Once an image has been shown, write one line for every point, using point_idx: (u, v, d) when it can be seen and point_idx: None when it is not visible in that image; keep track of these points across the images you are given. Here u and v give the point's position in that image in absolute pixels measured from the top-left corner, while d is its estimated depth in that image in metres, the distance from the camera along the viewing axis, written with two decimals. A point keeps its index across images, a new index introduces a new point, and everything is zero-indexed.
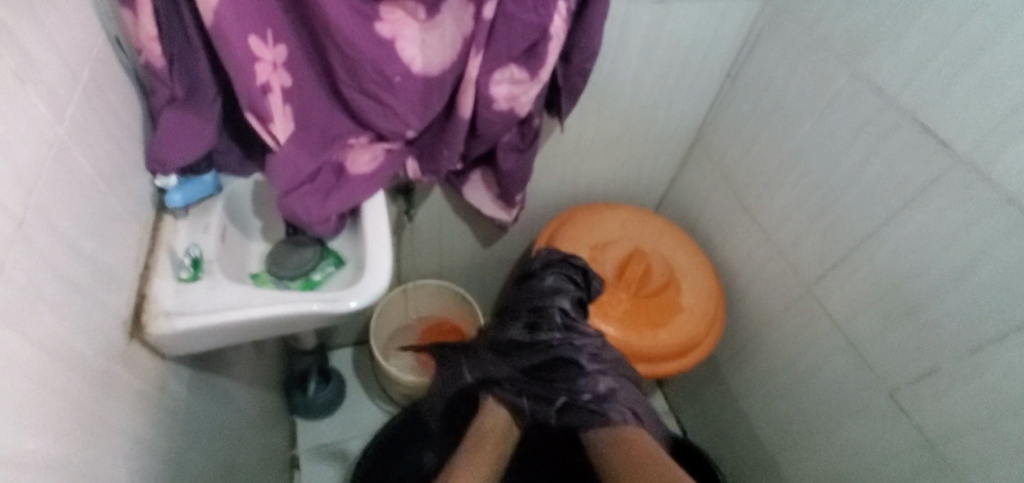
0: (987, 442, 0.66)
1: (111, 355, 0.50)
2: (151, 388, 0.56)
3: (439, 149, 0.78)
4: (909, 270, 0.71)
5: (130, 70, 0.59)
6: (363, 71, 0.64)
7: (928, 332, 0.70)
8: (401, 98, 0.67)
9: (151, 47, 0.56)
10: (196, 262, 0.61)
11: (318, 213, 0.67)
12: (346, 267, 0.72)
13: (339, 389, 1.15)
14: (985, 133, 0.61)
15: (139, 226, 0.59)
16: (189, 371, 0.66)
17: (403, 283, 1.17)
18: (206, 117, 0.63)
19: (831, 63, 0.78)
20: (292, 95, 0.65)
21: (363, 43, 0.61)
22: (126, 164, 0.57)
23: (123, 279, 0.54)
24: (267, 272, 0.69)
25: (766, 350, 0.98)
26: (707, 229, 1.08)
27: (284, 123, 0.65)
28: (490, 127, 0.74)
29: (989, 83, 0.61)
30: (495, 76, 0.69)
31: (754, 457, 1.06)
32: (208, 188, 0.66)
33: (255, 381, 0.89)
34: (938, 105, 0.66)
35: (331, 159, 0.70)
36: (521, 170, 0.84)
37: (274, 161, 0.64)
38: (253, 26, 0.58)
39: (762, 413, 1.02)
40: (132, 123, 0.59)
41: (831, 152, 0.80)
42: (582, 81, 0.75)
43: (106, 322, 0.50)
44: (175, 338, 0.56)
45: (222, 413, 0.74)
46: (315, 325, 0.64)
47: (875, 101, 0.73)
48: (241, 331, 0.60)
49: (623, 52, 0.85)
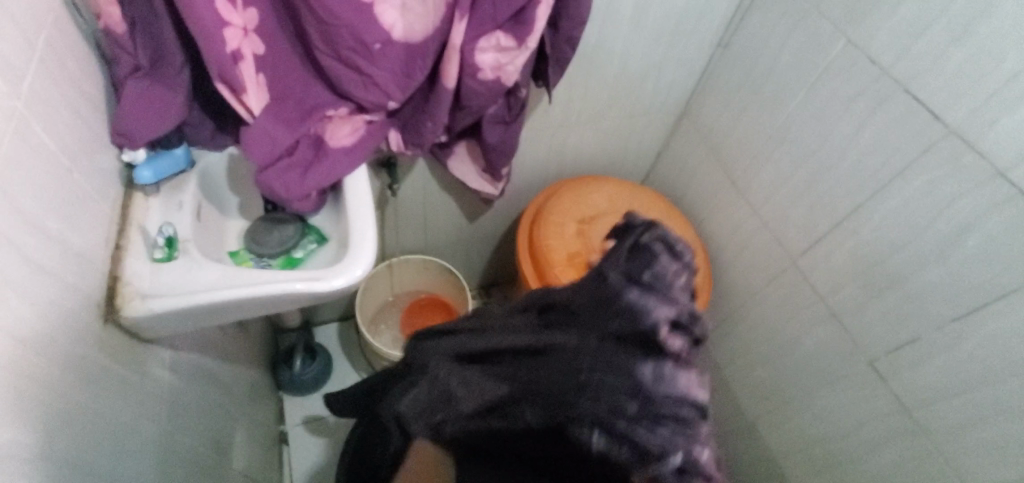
0: (962, 410, 0.68)
1: (86, 340, 0.48)
2: (128, 372, 0.55)
3: (422, 121, 0.75)
4: (894, 243, 0.71)
5: (89, 36, 0.55)
6: (340, 38, 0.60)
7: (910, 305, 0.71)
8: (382, 67, 0.64)
9: (111, 12, 0.52)
10: (170, 241, 0.58)
11: (296, 189, 0.65)
12: (329, 244, 0.71)
13: (326, 364, 1.15)
14: (977, 106, 0.60)
15: (109, 204, 0.56)
16: (170, 352, 0.64)
17: (388, 258, 1.15)
18: (174, 87, 0.59)
19: (823, 33, 0.76)
20: (265, 64, 0.62)
21: (340, 7, 0.58)
22: (91, 139, 0.54)
23: (94, 261, 0.52)
24: (246, 251, 0.68)
25: (749, 321, 0.99)
26: (694, 201, 1.08)
27: (258, 94, 0.61)
28: (475, 98, 0.72)
29: (984, 54, 0.59)
30: (480, 43, 0.66)
31: (735, 424, 1.08)
32: (180, 163, 0.63)
33: (238, 360, 0.88)
34: (931, 76, 0.64)
35: (309, 132, 0.67)
36: (507, 143, 0.82)
37: (249, 134, 0.61)
38: None
39: (743, 382, 1.04)
40: (94, 94, 0.55)
41: (821, 124, 0.79)
42: (571, 49, 0.72)
43: (78, 306, 0.48)
44: (152, 320, 0.54)
45: (205, 394, 0.73)
46: (298, 304, 0.62)
47: (868, 71, 0.71)
48: (220, 312, 0.58)
49: (612, 19, 0.82)
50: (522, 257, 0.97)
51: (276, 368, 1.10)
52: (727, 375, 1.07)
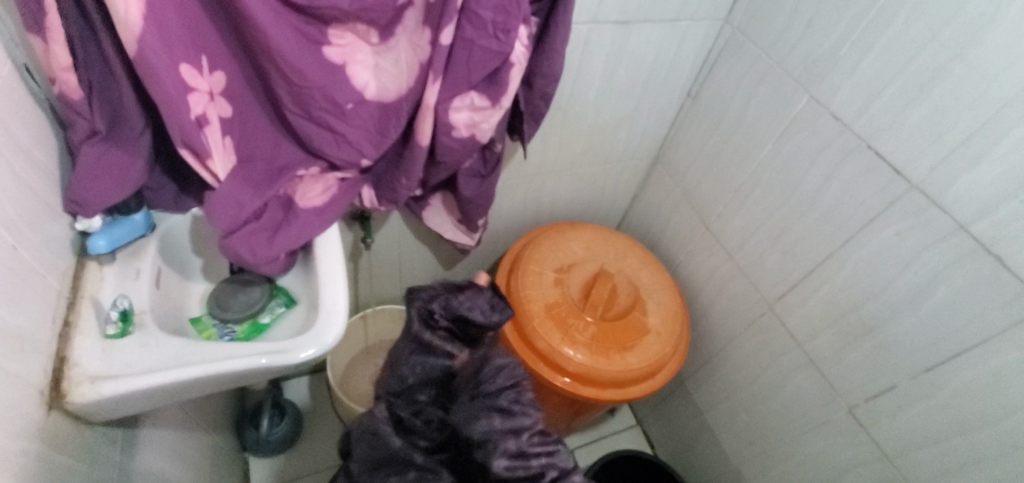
0: (941, 456, 0.68)
1: (29, 436, 0.44)
2: (77, 463, 0.50)
3: (396, 177, 0.74)
4: (866, 292, 0.72)
5: (42, 101, 0.53)
6: (312, 99, 0.59)
7: (884, 353, 0.72)
8: (355, 126, 0.63)
9: (66, 77, 0.50)
10: (125, 315, 0.54)
11: (264, 253, 0.62)
12: (297, 307, 0.68)
13: (296, 423, 1.10)
14: (938, 162, 0.63)
15: (58, 278, 0.52)
16: (123, 432, 0.59)
17: (360, 309, 1.12)
18: (133, 151, 0.57)
19: (788, 87, 0.79)
20: (232, 126, 0.60)
21: (312, 71, 0.57)
22: (39, 208, 0.51)
23: (39, 343, 0.48)
24: (208, 317, 0.65)
25: (729, 367, 0.98)
26: (670, 245, 1.09)
27: (224, 157, 0.59)
28: (450, 154, 0.71)
29: (941, 113, 0.61)
30: (455, 102, 0.66)
31: (718, 470, 1.06)
32: (139, 228, 0.60)
33: (199, 427, 0.83)
34: (893, 132, 0.67)
35: (278, 193, 0.64)
36: (484, 195, 0.82)
37: (214, 200, 0.58)
38: (184, 54, 0.52)
39: (725, 428, 1.02)
40: (45, 161, 0.52)
41: (790, 175, 0.80)
42: (545, 105, 0.73)
43: (20, 397, 0.44)
44: (103, 404, 0.50)
45: (163, 472, 0.67)
46: (265, 377, 0.59)
47: (831, 126, 0.74)
48: (180, 390, 0.54)
49: (585, 75, 0.83)
50: None
51: (241, 429, 1.05)
52: (709, 419, 1.06)
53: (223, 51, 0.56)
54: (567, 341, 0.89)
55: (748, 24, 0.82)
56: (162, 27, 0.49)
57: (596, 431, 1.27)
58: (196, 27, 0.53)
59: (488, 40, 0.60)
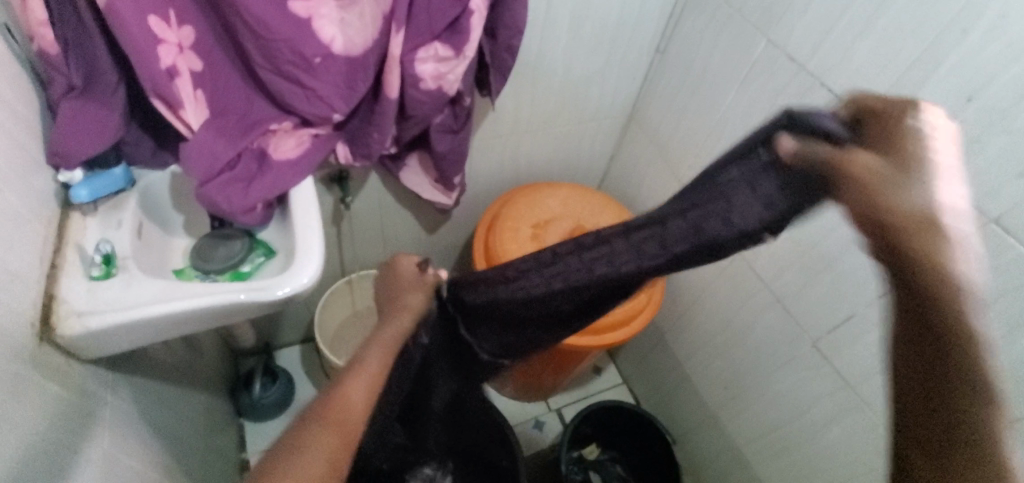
0: None
1: (22, 362, 0.47)
2: (67, 395, 0.53)
3: (369, 133, 0.76)
4: (824, 226, 0.75)
5: (24, 59, 0.55)
6: (279, 53, 0.61)
7: (842, 283, 0.74)
8: (323, 80, 0.65)
9: (43, 33, 0.52)
10: (108, 258, 0.58)
11: (240, 202, 0.65)
12: (278, 256, 0.71)
13: (288, 386, 1.13)
14: (886, 92, 0.65)
15: (43, 225, 0.55)
16: (113, 374, 0.62)
17: (346, 274, 1.14)
18: (109, 106, 0.60)
19: (748, 32, 0.81)
20: (203, 80, 0.62)
21: (277, 23, 0.59)
22: (24, 159, 0.53)
23: (29, 280, 0.51)
24: (191, 267, 0.68)
25: (705, 315, 1.01)
26: (645, 202, 1.11)
27: (197, 109, 0.62)
28: (419, 108, 0.73)
29: (888, 42, 0.64)
30: (419, 54, 0.69)
31: (697, 417, 1.11)
32: (120, 181, 0.63)
33: (192, 383, 0.86)
34: (843, 67, 0.69)
35: (252, 146, 0.67)
36: (456, 151, 0.84)
37: (189, 148, 0.61)
38: (152, 6, 0.55)
39: (703, 374, 1.06)
40: (26, 114, 0.55)
41: (751, 120, 0.83)
42: (511, 58, 0.75)
43: (13, 324, 0.47)
44: (91, 338, 0.54)
45: (155, 418, 0.71)
46: (248, 316, 0.62)
47: (789, 67, 0.76)
48: (165, 326, 0.57)
49: (551, 31, 0.85)
50: (479, 264, 0.98)
51: (235, 393, 1.08)
52: (688, 370, 1.09)
53: (190, 8, 0.59)
54: None
55: None
56: None
57: (583, 389, 1.31)
58: None
59: None
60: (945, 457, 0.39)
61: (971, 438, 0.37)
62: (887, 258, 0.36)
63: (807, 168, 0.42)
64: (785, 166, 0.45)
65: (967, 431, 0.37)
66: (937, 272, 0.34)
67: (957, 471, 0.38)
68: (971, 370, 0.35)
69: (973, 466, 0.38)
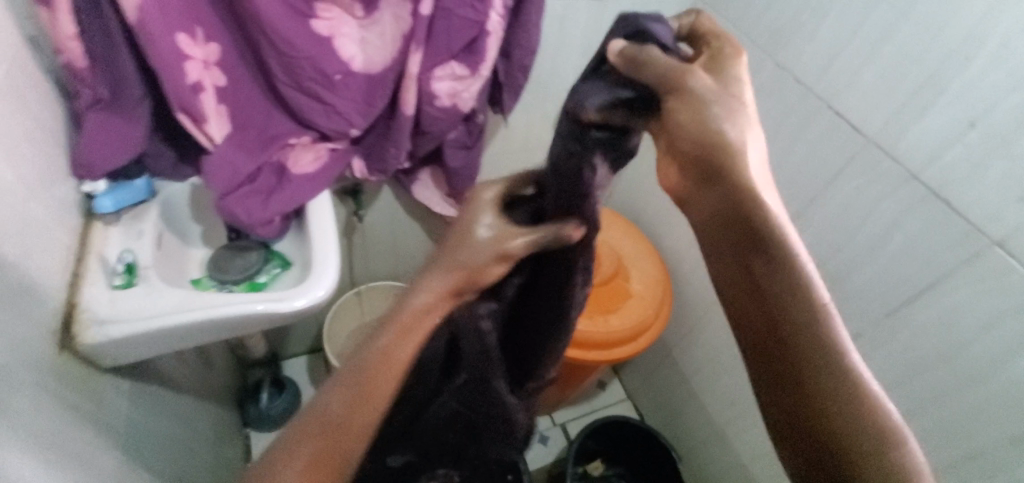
0: (905, 399, 0.71)
1: (42, 369, 0.48)
2: (86, 402, 0.54)
3: (385, 148, 0.77)
4: (831, 245, 0.76)
5: (51, 72, 0.57)
6: (301, 69, 0.63)
7: (848, 302, 0.75)
8: (342, 96, 0.67)
9: (71, 46, 0.54)
10: (130, 268, 0.60)
11: (259, 214, 0.66)
12: (293, 268, 0.72)
13: (295, 397, 1.13)
14: (891, 116, 0.67)
15: (67, 234, 0.57)
16: (130, 382, 0.63)
17: (355, 286, 1.15)
18: (133, 119, 0.61)
19: (755, 55, 0.83)
20: (226, 95, 0.64)
21: (301, 41, 0.61)
22: (50, 169, 0.55)
23: (53, 288, 0.52)
24: (208, 278, 0.68)
25: (711, 332, 1.02)
26: (652, 219, 1.13)
27: (220, 123, 0.63)
28: (434, 124, 0.75)
29: (893, 68, 0.66)
30: (436, 73, 0.70)
31: (703, 434, 1.11)
32: (142, 192, 0.64)
33: (202, 392, 0.87)
34: (849, 91, 0.71)
35: (271, 159, 0.69)
36: (469, 167, 0.86)
37: (211, 162, 0.63)
38: (179, 23, 0.56)
39: (708, 391, 1.06)
40: (53, 126, 0.56)
41: None
42: (524, 77, 0.77)
43: (35, 331, 0.48)
44: (111, 347, 0.55)
45: (167, 427, 0.71)
46: (264, 327, 0.63)
47: (795, 90, 0.78)
48: (182, 336, 0.58)
49: (563, 52, 0.88)
50: None
51: (242, 403, 1.08)
52: (695, 387, 1.10)
53: (216, 25, 0.61)
54: None
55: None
56: None
57: (588, 404, 1.32)
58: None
59: (464, 10, 0.66)
60: (778, 355, 0.40)
61: (805, 342, 0.38)
62: (704, 163, 0.37)
63: (632, 80, 0.40)
64: (616, 73, 0.41)
65: (804, 316, 0.38)
66: (736, 175, 0.36)
67: (796, 383, 0.40)
68: (781, 265, 0.38)
69: (808, 375, 0.39)
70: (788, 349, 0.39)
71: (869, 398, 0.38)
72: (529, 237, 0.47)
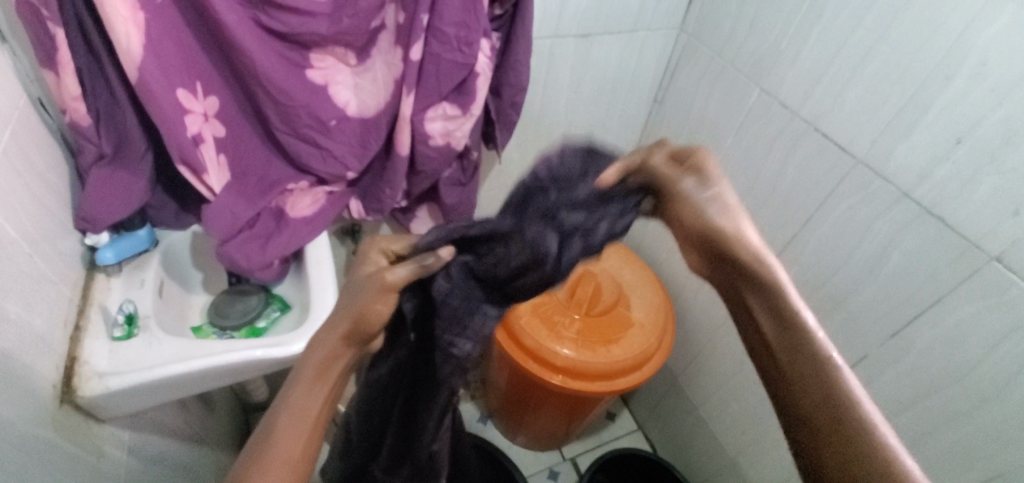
0: (918, 420, 0.70)
1: (42, 423, 0.48)
2: (87, 455, 0.54)
3: (380, 189, 0.79)
4: (830, 265, 0.76)
5: (56, 131, 0.59)
6: (297, 117, 0.65)
7: (851, 323, 0.75)
8: (338, 141, 0.69)
9: (76, 106, 0.56)
10: (130, 318, 0.60)
11: (258, 258, 0.68)
12: (292, 311, 0.73)
13: None
14: (878, 135, 0.67)
15: (69, 287, 0.58)
16: (132, 434, 0.63)
17: None
18: (137, 172, 0.63)
19: (740, 81, 0.85)
20: (225, 145, 0.65)
21: (296, 91, 0.63)
22: (54, 225, 0.56)
23: (54, 342, 0.53)
24: (209, 325, 0.69)
25: (717, 357, 1.00)
26: (652, 246, 1.13)
27: (219, 173, 0.64)
28: (429, 163, 0.76)
29: (875, 89, 0.67)
30: (428, 113, 0.71)
31: (716, 464, 1.08)
32: (144, 242, 0.66)
33: (204, 439, 0.86)
34: (834, 114, 0.72)
35: (270, 205, 0.70)
36: (465, 203, 0.87)
37: (209, 212, 0.64)
38: (182, 81, 0.58)
39: (719, 418, 1.04)
40: (57, 182, 0.58)
41: (750, 163, 0.86)
42: (515, 113, 0.79)
43: (37, 385, 0.48)
44: (112, 398, 0.55)
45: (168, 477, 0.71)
46: (264, 372, 0.63)
47: (782, 114, 0.79)
48: (183, 385, 0.58)
49: (553, 87, 0.90)
50: None
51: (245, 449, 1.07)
52: (704, 414, 1.08)
53: (214, 79, 0.62)
54: (554, 337, 0.93)
55: (701, 29, 0.90)
56: (157, 54, 0.54)
57: (597, 436, 1.29)
58: (191, 55, 0.59)
59: (453, 53, 0.67)
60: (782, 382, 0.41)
61: (818, 390, 0.39)
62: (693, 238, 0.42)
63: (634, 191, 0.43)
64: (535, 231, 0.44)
65: (807, 359, 0.40)
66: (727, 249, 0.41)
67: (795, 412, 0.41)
68: (770, 298, 0.40)
69: (836, 423, 0.39)
70: (791, 388, 0.41)
71: (884, 447, 0.38)
72: (410, 266, 0.44)
